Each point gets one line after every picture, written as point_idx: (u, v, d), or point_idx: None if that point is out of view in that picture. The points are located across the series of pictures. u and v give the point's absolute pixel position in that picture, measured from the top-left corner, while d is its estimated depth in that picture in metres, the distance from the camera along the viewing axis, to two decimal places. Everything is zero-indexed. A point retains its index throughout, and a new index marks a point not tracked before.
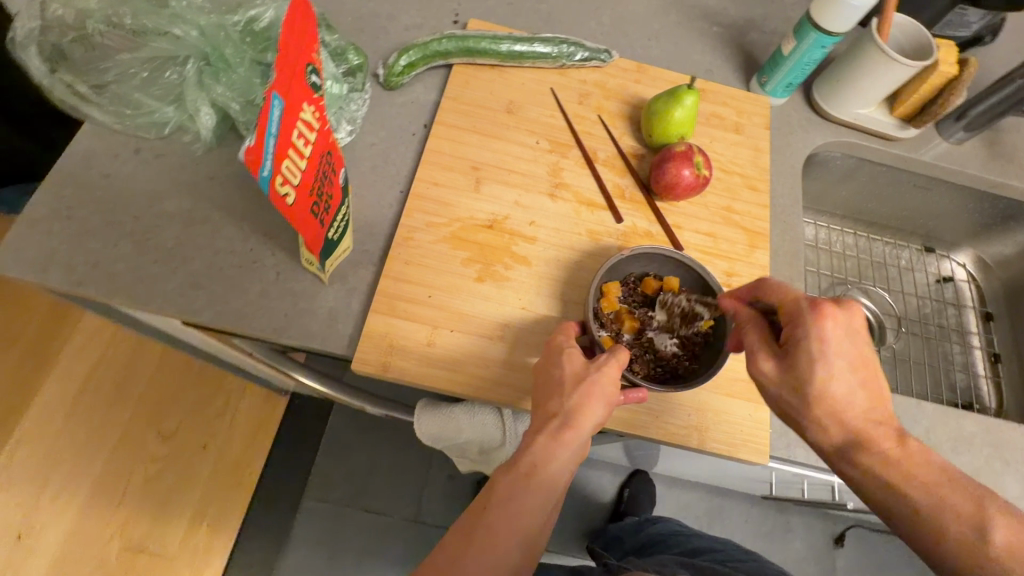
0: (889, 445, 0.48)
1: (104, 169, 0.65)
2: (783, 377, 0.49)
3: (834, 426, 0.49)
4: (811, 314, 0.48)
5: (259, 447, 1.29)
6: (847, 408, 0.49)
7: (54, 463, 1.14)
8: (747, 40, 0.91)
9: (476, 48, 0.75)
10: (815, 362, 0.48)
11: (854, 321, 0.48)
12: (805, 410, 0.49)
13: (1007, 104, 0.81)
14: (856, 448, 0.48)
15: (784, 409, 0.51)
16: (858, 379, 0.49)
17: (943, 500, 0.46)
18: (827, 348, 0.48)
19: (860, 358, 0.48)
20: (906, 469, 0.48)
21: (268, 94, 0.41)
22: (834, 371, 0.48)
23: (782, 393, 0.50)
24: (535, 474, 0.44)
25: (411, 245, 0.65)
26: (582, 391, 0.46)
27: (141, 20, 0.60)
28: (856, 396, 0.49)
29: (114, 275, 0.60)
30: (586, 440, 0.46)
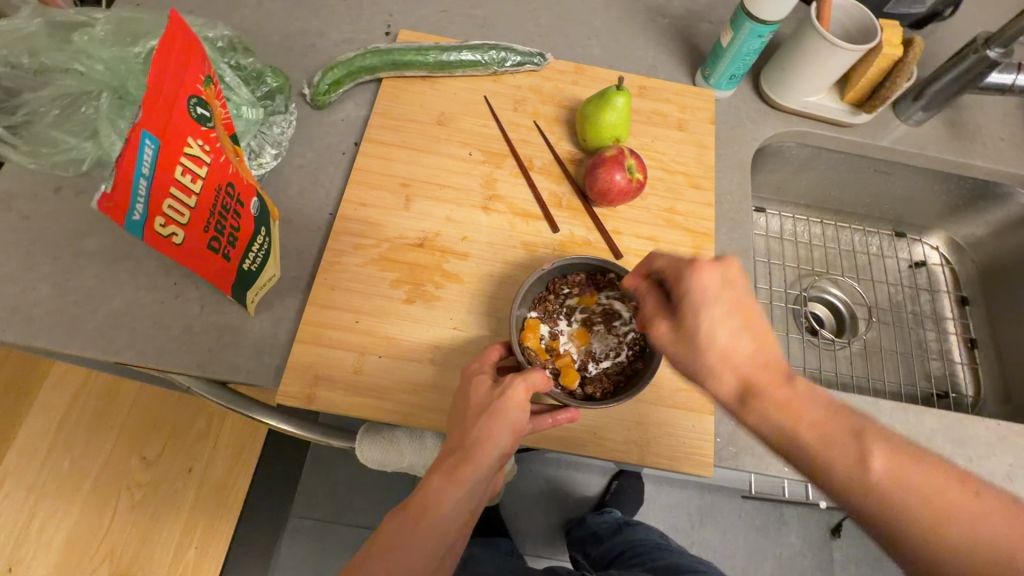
0: (777, 384, 0.42)
1: (25, 211, 0.64)
2: (676, 338, 0.47)
3: (727, 375, 0.44)
4: (686, 269, 0.46)
5: (242, 470, 1.10)
6: (735, 354, 0.44)
7: (37, 497, 1.04)
8: (693, 32, 0.88)
9: (402, 61, 0.73)
10: (696, 312, 0.45)
11: (731, 270, 0.45)
12: (699, 367, 0.45)
13: (961, 82, 0.78)
14: (750, 396, 0.43)
15: (686, 370, 0.47)
16: (743, 326, 0.44)
17: (826, 439, 0.40)
18: (702, 296, 0.45)
19: (740, 305, 0.44)
20: (796, 411, 0.41)
21: (135, 136, 0.39)
22: (717, 320, 0.44)
23: (678, 357, 0.47)
24: (425, 516, 0.46)
25: (338, 270, 0.64)
26: (484, 421, 0.49)
27: (40, 58, 0.59)
28: (741, 342, 0.44)
29: (33, 318, 0.59)
30: (486, 475, 0.48)
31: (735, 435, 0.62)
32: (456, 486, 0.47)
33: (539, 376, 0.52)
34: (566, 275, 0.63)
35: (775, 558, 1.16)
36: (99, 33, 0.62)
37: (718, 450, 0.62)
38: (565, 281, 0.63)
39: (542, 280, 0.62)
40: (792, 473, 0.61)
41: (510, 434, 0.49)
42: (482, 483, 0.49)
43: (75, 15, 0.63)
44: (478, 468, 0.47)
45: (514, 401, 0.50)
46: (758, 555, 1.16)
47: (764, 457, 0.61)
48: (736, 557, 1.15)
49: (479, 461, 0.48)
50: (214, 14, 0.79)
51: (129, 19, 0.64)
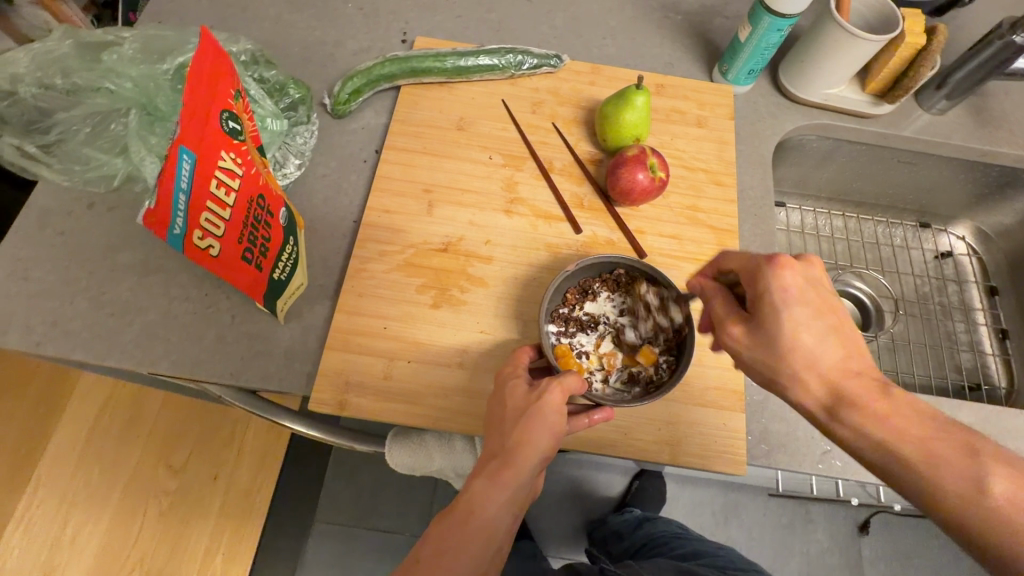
0: (878, 399, 0.42)
1: (58, 228, 0.66)
2: (750, 341, 0.45)
3: (813, 381, 0.43)
4: (766, 267, 0.44)
5: (267, 476, 1.11)
6: (824, 360, 0.43)
7: (71, 505, 1.07)
8: (709, 28, 0.87)
9: (420, 68, 0.74)
10: (779, 316, 0.43)
11: (812, 272, 0.45)
12: (779, 368, 0.44)
13: (987, 68, 0.76)
14: (844, 403, 0.42)
15: (761, 372, 0.45)
16: (828, 328, 0.43)
17: (940, 461, 0.39)
18: (787, 300, 0.43)
19: (828, 305, 0.44)
20: (898, 431, 0.41)
21: (173, 152, 0.40)
22: (803, 323, 0.43)
23: (755, 359, 0.45)
24: (469, 519, 0.46)
25: (365, 277, 0.65)
26: (521, 425, 0.49)
27: (72, 78, 0.60)
28: (829, 348, 0.43)
29: (71, 332, 0.61)
30: (528, 478, 0.48)
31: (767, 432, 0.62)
32: (498, 488, 0.47)
33: (574, 379, 0.52)
34: (569, 287, 0.63)
35: (802, 556, 1.15)
36: (128, 51, 0.63)
37: (750, 448, 0.61)
38: (572, 293, 0.63)
39: (552, 301, 0.62)
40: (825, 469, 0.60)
41: (550, 437, 0.49)
42: (525, 487, 0.49)
43: (102, 36, 0.65)
44: (519, 470, 0.48)
45: (550, 403, 0.50)
46: (785, 552, 1.15)
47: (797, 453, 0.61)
48: (762, 555, 1.14)
49: (520, 464, 0.48)
50: (234, 27, 0.80)
51: (157, 37, 0.66)
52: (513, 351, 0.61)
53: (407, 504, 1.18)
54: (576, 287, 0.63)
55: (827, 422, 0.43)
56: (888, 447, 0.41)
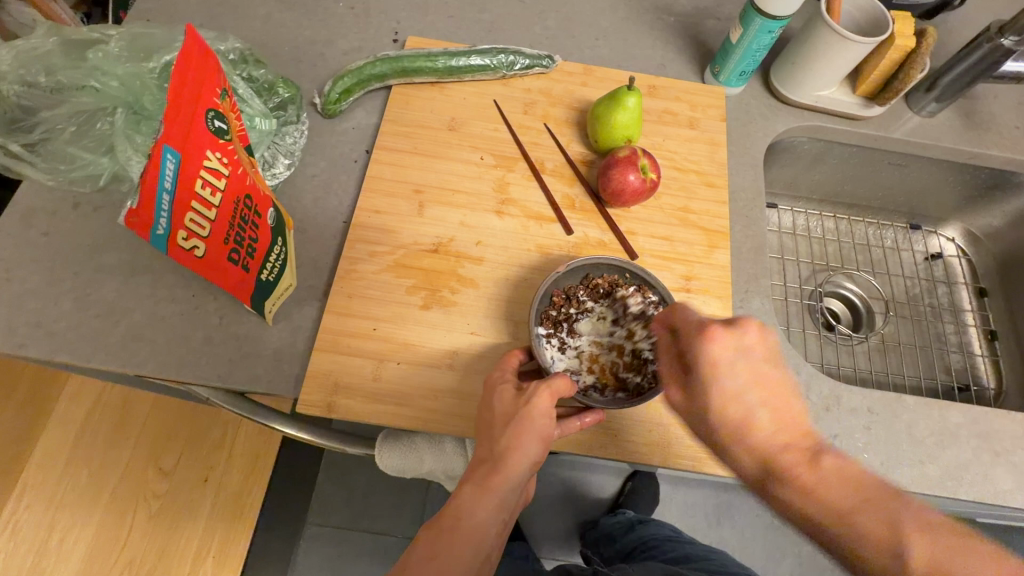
0: (804, 471, 0.41)
1: (44, 227, 0.65)
2: (690, 407, 0.46)
3: (745, 454, 0.43)
4: (697, 340, 0.45)
5: (258, 479, 1.10)
6: (757, 433, 0.43)
7: (59, 508, 1.05)
8: (701, 29, 0.88)
9: (411, 68, 0.73)
10: (711, 386, 0.44)
11: (749, 339, 0.44)
12: (713, 437, 0.45)
13: (976, 71, 0.77)
14: (772, 478, 0.42)
15: (702, 436, 0.46)
16: (758, 398, 0.43)
17: (862, 531, 0.39)
18: (720, 371, 0.44)
19: (756, 376, 0.43)
20: (821, 498, 0.40)
21: (157, 150, 0.40)
22: (733, 393, 0.43)
23: (695, 424, 0.46)
24: (458, 526, 0.46)
25: (354, 277, 0.64)
26: (512, 430, 0.49)
27: (56, 76, 0.59)
28: (761, 416, 0.43)
29: (55, 332, 0.60)
30: (517, 483, 0.48)
31: None
32: (487, 495, 0.47)
33: (563, 383, 0.52)
34: (553, 292, 0.62)
35: (794, 556, 1.15)
36: (113, 49, 0.62)
37: None
38: (554, 298, 0.62)
39: (538, 307, 0.61)
40: None
41: (539, 442, 0.50)
42: (514, 490, 0.49)
43: (88, 33, 0.64)
44: (510, 475, 0.48)
45: (541, 407, 0.50)
46: (777, 553, 1.15)
47: None
48: (754, 555, 1.14)
49: (512, 469, 0.48)
50: (224, 26, 0.79)
51: (142, 34, 0.65)
52: (503, 353, 0.61)
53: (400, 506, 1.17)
54: (559, 292, 0.62)
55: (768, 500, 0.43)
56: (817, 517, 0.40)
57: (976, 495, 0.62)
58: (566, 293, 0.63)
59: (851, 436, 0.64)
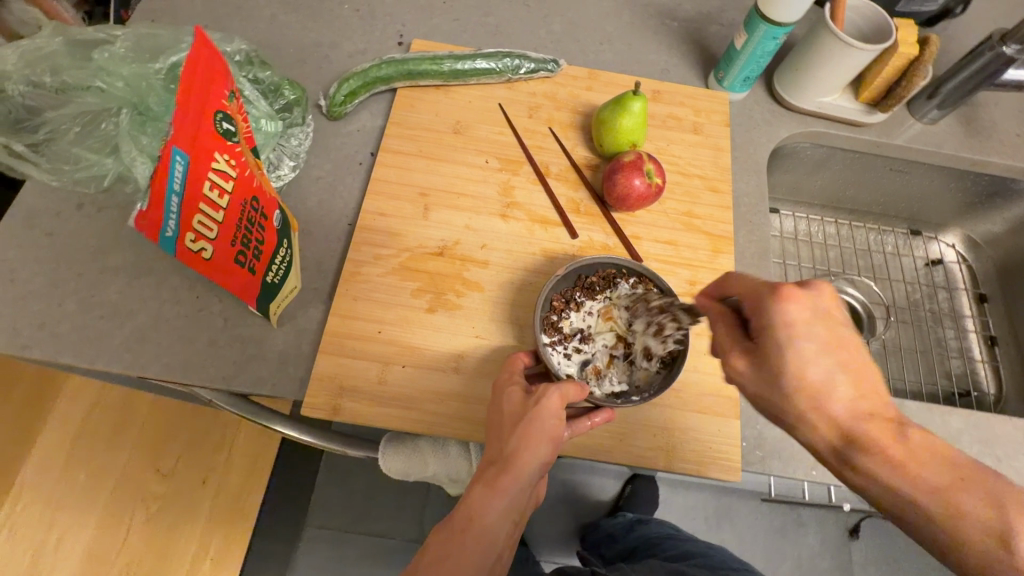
0: (887, 440, 0.41)
1: (47, 228, 0.65)
2: (757, 373, 0.44)
3: (820, 422, 0.42)
4: (770, 301, 0.43)
5: (257, 480, 1.09)
6: (849, 401, 0.42)
7: (57, 508, 1.04)
8: (705, 35, 0.88)
9: (417, 71, 0.73)
10: (784, 351, 0.42)
11: (823, 300, 0.43)
12: (786, 407, 0.43)
13: (978, 79, 0.77)
14: (853, 449, 0.41)
15: (766, 403, 0.45)
16: (834, 363, 0.42)
17: (956, 503, 0.39)
18: (796, 335, 0.42)
19: (837, 340, 0.42)
20: (912, 470, 0.40)
21: (166, 151, 0.40)
22: (810, 358, 0.42)
23: (760, 391, 0.44)
24: (469, 527, 0.45)
25: (360, 280, 0.64)
26: (520, 432, 0.49)
27: (61, 77, 0.58)
28: (839, 383, 0.42)
29: (58, 334, 0.60)
30: (527, 485, 0.48)
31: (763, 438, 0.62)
32: (496, 495, 0.46)
33: (573, 387, 0.52)
34: (552, 297, 0.62)
35: (793, 559, 1.15)
36: (119, 50, 0.62)
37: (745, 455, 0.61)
38: (554, 303, 0.61)
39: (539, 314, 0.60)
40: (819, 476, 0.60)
41: (549, 443, 0.49)
42: (524, 492, 0.48)
43: (92, 33, 0.64)
44: (521, 475, 0.47)
45: (551, 408, 0.50)
46: (777, 556, 1.15)
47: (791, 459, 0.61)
48: (755, 558, 1.14)
49: (523, 469, 0.47)
50: (229, 27, 0.79)
51: (148, 35, 0.65)
52: (508, 356, 0.61)
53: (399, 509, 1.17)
54: (559, 298, 0.62)
55: (829, 459, 0.43)
56: (900, 488, 0.40)
57: None
58: (565, 297, 0.63)
59: None
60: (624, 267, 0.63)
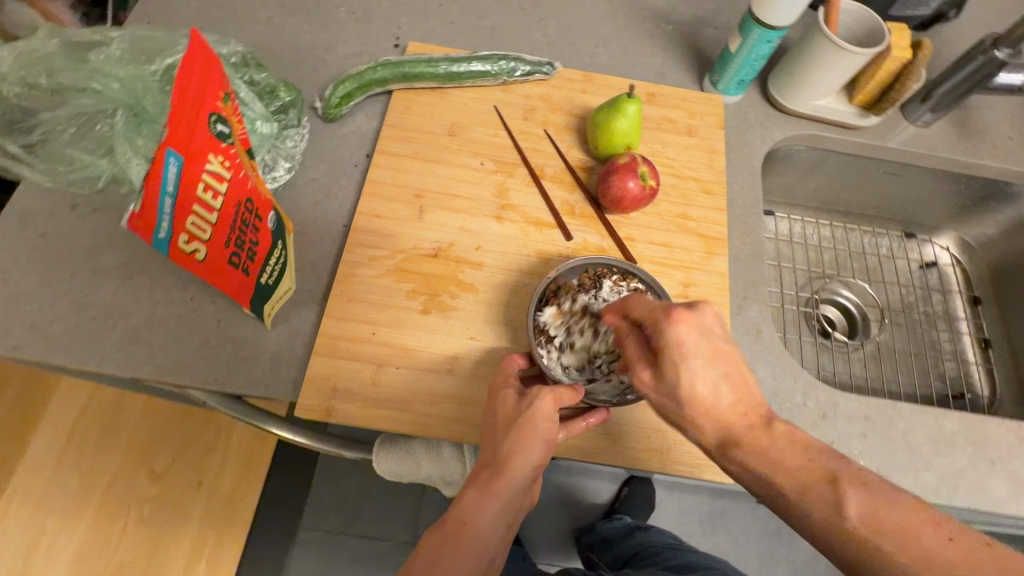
0: (760, 437, 0.45)
1: (42, 228, 0.65)
2: (658, 387, 0.48)
3: (708, 426, 0.46)
4: (664, 321, 0.46)
5: (251, 484, 1.08)
6: (715, 406, 0.46)
7: (49, 510, 1.04)
8: (700, 38, 0.88)
9: (412, 73, 0.74)
10: (680, 365, 0.46)
11: (708, 321, 0.46)
12: (679, 416, 0.47)
13: (971, 82, 0.78)
14: (731, 448, 0.45)
15: (668, 414, 0.48)
16: (718, 374, 0.46)
17: (805, 487, 0.43)
18: (684, 352, 0.45)
19: (716, 355, 0.46)
20: (777, 460, 0.44)
21: (160, 153, 0.40)
22: (696, 374, 0.45)
23: (663, 404, 0.48)
24: (463, 530, 0.46)
25: (354, 281, 0.64)
26: (512, 435, 0.49)
27: (57, 77, 0.58)
28: (724, 393, 0.46)
29: (51, 334, 0.60)
30: (520, 488, 0.48)
31: None
32: (490, 499, 0.47)
33: (566, 391, 0.52)
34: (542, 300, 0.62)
35: (788, 562, 1.15)
36: (115, 51, 0.62)
37: None
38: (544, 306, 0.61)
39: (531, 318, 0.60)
40: None
41: (542, 447, 0.49)
42: (518, 497, 0.49)
43: (89, 35, 0.64)
44: (514, 478, 0.48)
45: (544, 411, 0.50)
46: (772, 558, 1.15)
47: None
48: (750, 560, 1.14)
49: (516, 473, 0.48)
50: (225, 29, 0.79)
51: (145, 37, 0.65)
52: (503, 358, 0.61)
53: (394, 511, 1.17)
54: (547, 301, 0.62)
55: (715, 457, 0.47)
56: (770, 477, 0.44)
57: (971, 502, 0.62)
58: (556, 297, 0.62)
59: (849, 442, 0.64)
60: (614, 267, 0.64)
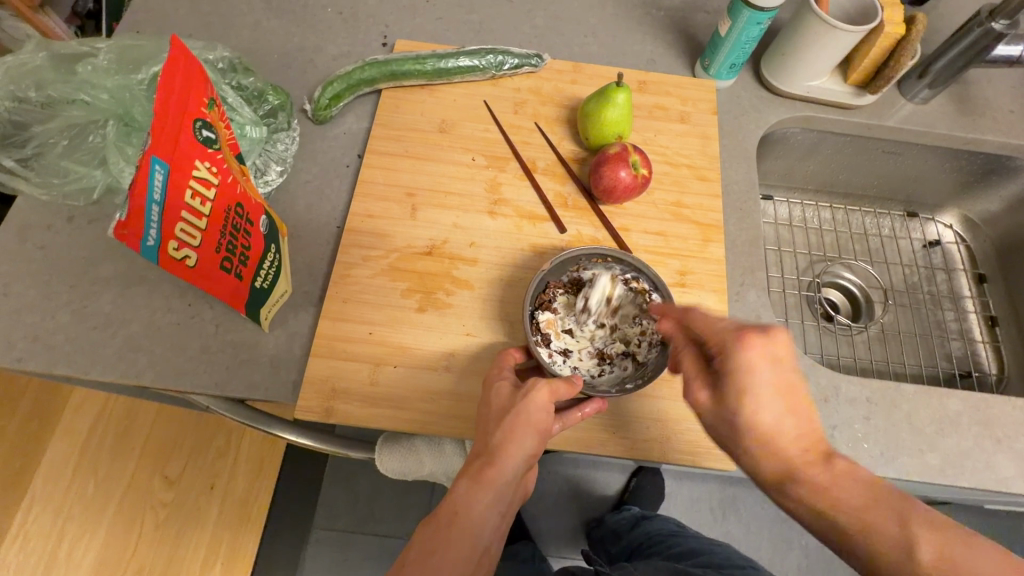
0: (817, 471, 0.44)
1: (39, 241, 0.65)
2: (715, 408, 0.48)
3: (768, 460, 0.46)
4: (733, 345, 0.46)
5: (263, 485, 1.09)
6: (779, 435, 0.45)
7: (68, 517, 1.06)
8: (690, 23, 0.87)
9: (400, 71, 0.73)
10: (742, 389, 0.46)
11: (779, 348, 0.46)
12: (735, 442, 0.47)
13: (967, 56, 0.76)
14: (792, 482, 0.45)
15: (720, 437, 0.49)
16: (783, 406, 0.45)
17: (872, 525, 0.41)
18: (752, 378, 0.46)
19: (786, 386, 0.45)
20: (837, 498, 0.43)
21: (146, 160, 0.40)
22: (761, 402, 0.45)
23: (716, 425, 0.48)
24: (455, 519, 0.46)
25: (350, 282, 0.64)
26: (506, 426, 0.49)
27: (46, 91, 0.59)
28: (787, 426, 0.46)
29: (52, 345, 0.60)
30: (514, 476, 0.48)
31: None
32: (483, 486, 0.47)
33: (562, 385, 0.52)
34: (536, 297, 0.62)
35: (801, 547, 1.15)
36: (102, 62, 0.62)
37: None
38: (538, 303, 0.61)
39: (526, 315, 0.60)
40: None
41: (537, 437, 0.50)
42: (512, 485, 0.49)
43: (77, 46, 0.63)
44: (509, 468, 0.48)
45: (541, 402, 0.51)
46: (785, 544, 1.15)
47: None
48: (763, 547, 1.14)
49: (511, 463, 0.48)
50: (213, 35, 0.79)
51: (131, 46, 0.65)
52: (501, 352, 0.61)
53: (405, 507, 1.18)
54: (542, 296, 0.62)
55: (778, 495, 0.46)
56: (827, 513, 0.43)
57: (977, 482, 0.62)
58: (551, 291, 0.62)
59: (852, 425, 0.64)
60: (608, 256, 0.63)
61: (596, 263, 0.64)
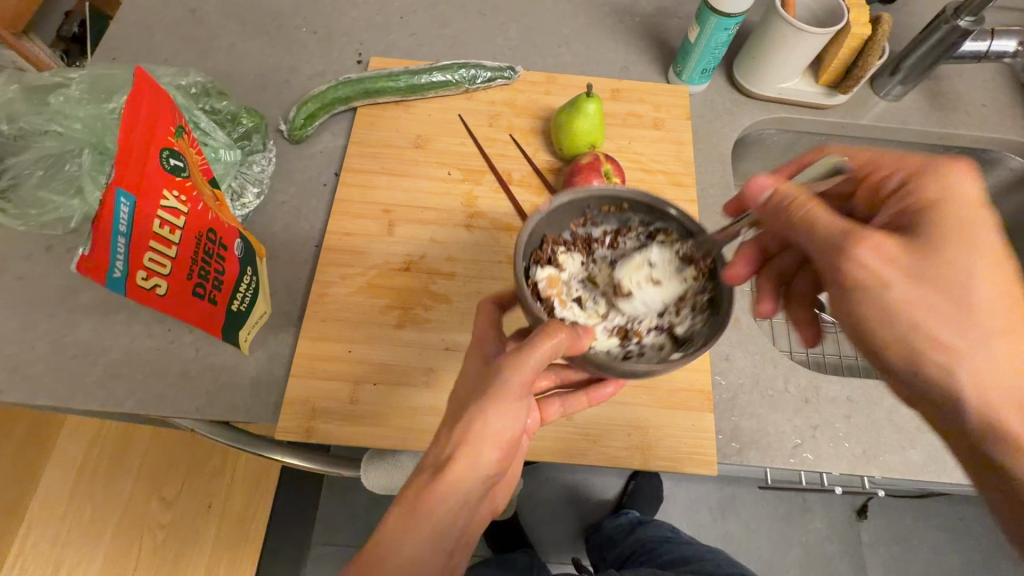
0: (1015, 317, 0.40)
1: (18, 272, 0.66)
2: (905, 255, 0.40)
3: (995, 301, 0.40)
4: (954, 167, 0.43)
5: (262, 497, 1.04)
6: (1000, 284, 0.40)
7: (65, 544, 1.03)
8: (663, 29, 0.88)
9: (374, 89, 0.74)
10: (985, 211, 0.41)
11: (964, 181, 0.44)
12: (964, 291, 0.40)
13: (937, 52, 0.77)
14: (981, 331, 0.40)
15: (952, 285, 0.40)
16: (984, 261, 0.40)
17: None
18: (969, 199, 0.42)
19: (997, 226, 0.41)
20: (1004, 348, 0.40)
21: (109, 194, 0.40)
22: (996, 235, 0.41)
23: (921, 275, 0.40)
24: (415, 512, 0.42)
25: (328, 301, 0.65)
26: (476, 413, 0.43)
27: (20, 123, 0.59)
28: (997, 269, 0.40)
29: (32, 376, 0.60)
30: (486, 462, 0.44)
31: (738, 430, 0.63)
32: (449, 477, 0.43)
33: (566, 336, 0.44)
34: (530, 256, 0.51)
35: (801, 545, 1.15)
36: (74, 92, 0.63)
37: (721, 448, 0.62)
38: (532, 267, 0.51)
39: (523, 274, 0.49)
40: (795, 463, 0.61)
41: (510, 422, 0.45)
42: (487, 472, 0.44)
43: (49, 78, 0.64)
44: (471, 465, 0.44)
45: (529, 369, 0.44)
46: (784, 543, 1.15)
47: (767, 449, 0.62)
48: (762, 547, 1.14)
49: (479, 456, 0.44)
50: (188, 60, 0.80)
51: (103, 75, 0.66)
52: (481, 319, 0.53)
53: None
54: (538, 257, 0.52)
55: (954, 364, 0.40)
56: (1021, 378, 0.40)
57: (961, 478, 0.62)
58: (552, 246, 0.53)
59: (834, 425, 0.64)
60: (624, 202, 0.53)
61: (605, 213, 0.54)
